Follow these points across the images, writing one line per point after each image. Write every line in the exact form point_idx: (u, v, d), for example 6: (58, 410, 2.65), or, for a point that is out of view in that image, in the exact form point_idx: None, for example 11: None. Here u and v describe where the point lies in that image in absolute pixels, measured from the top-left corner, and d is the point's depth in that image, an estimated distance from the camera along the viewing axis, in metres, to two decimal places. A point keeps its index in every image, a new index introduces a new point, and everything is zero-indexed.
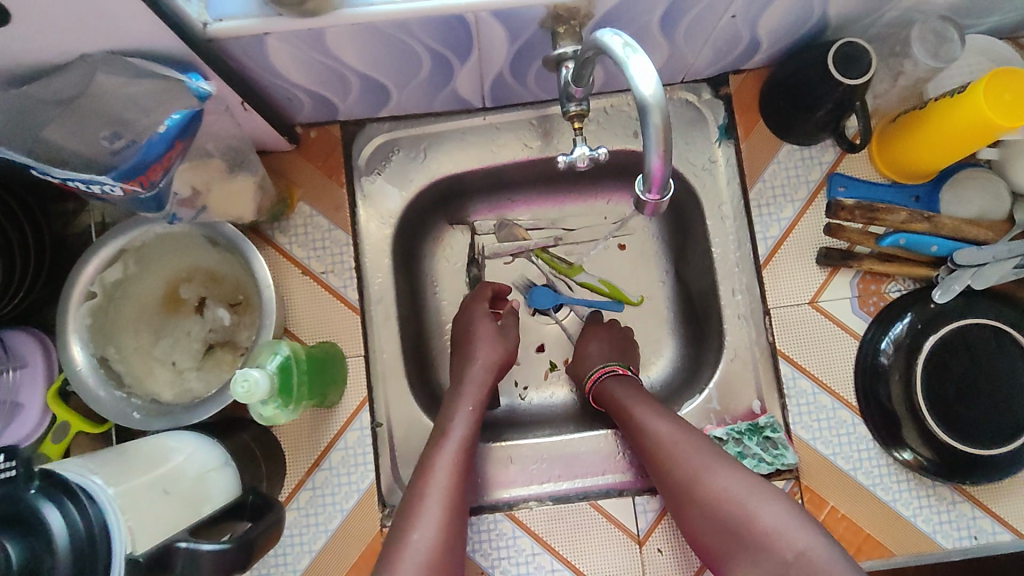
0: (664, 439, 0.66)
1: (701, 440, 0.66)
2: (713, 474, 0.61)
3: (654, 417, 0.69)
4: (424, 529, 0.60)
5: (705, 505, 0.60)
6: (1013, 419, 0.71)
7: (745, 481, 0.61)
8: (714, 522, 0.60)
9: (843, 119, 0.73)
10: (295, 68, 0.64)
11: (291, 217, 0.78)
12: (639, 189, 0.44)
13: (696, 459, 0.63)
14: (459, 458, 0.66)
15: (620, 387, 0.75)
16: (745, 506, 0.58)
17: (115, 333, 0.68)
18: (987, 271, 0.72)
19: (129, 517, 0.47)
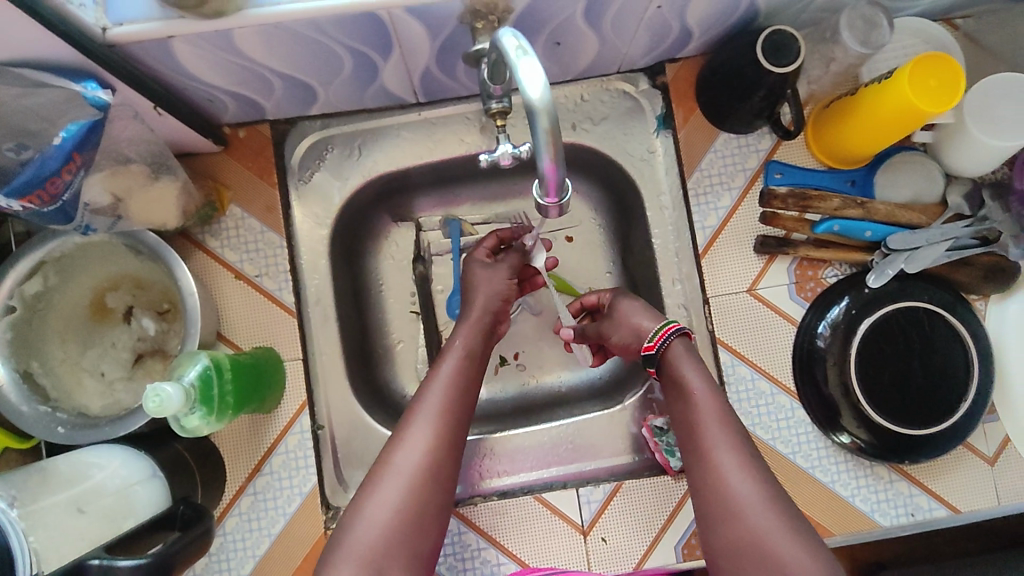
0: (714, 444, 0.60)
1: (758, 460, 0.59)
2: (756, 507, 0.56)
3: (709, 412, 0.62)
4: (387, 488, 0.58)
5: (737, 533, 0.56)
6: (945, 398, 0.72)
7: (788, 521, 0.55)
8: (739, 553, 0.56)
9: (777, 106, 0.73)
10: (208, 69, 0.62)
11: (222, 219, 0.76)
12: (537, 192, 0.45)
13: (746, 483, 0.57)
14: (447, 423, 0.63)
15: (688, 360, 0.65)
16: (780, 550, 0.54)
17: (40, 345, 0.66)
18: (921, 255, 0.72)
19: (34, 538, 0.47)
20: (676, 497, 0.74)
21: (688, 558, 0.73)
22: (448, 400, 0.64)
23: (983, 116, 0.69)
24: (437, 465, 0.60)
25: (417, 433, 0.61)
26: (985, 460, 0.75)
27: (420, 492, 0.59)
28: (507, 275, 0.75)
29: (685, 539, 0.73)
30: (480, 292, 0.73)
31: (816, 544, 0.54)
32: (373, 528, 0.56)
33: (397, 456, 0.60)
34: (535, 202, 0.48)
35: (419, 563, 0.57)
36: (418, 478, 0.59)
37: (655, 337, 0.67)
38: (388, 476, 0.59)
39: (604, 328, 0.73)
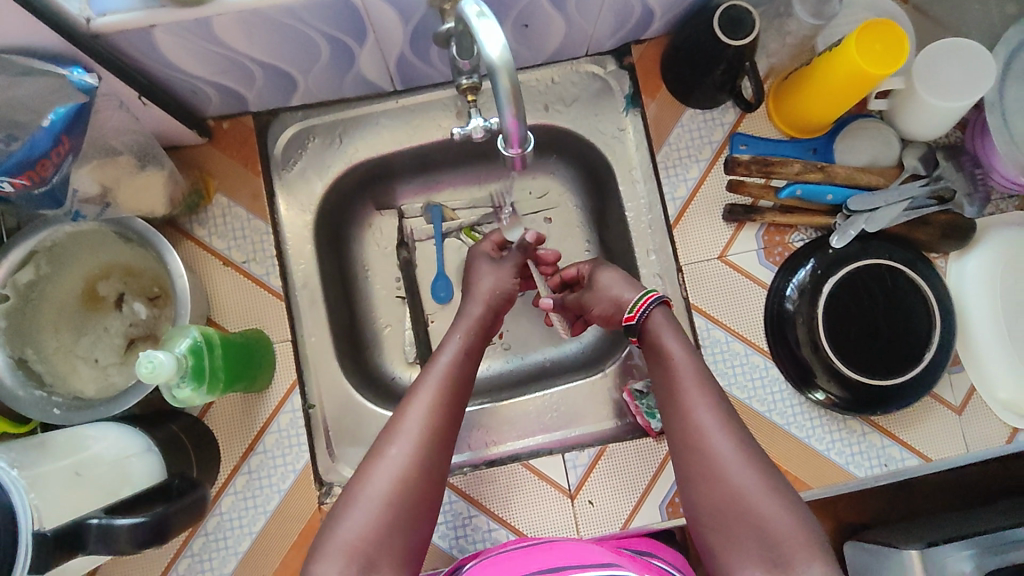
0: (695, 406, 0.60)
1: (738, 420, 0.59)
2: (738, 466, 0.56)
3: (689, 377, 0.62)
4: (382, 474, 0.57)
5: (720, 493, 0.56)
6: (910, 351, 0.75)
7: (769, 480, 0.56)
8: (722, 512, 0.56)
9: (738, 79, 0.77)
10: (190, 59, 0.65)
11: (208, 209, 0.79)
12: (502, 146, 0.49)
13: (727, 443, 0.58)
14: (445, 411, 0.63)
15: (665, 328, 0.67)
16: (762, 509, 0.54)
17: (33, 334, 0.68)
18: (880, 215, 0.76)
19: (33, 494, 0.49)
20: (658, 458, 0.77)
21: (673, 516, 0.76)
22: (443, 392, 0.64)
23: (932, 80, 0.72)
24: (431, 457, 0.59)
25: (411, 423, 0.61)
26: (952, 409, 0.80)
27: (413, 483, 0.57)
28: (511, 275, 0.78)
29: (669, 497, 0.76)
30: (484, 283, 0.76)
31: (797, 501, 0.55)
32: (365, 518, 0.55)
33: (391, 447, 0.59)
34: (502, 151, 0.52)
35: (409, 554, 0.56)
36: (412, 468, 0.58)
37: (636, 308, 0.69)
38: (383, 460, 0.58)
39: (585, 298, 0.77)
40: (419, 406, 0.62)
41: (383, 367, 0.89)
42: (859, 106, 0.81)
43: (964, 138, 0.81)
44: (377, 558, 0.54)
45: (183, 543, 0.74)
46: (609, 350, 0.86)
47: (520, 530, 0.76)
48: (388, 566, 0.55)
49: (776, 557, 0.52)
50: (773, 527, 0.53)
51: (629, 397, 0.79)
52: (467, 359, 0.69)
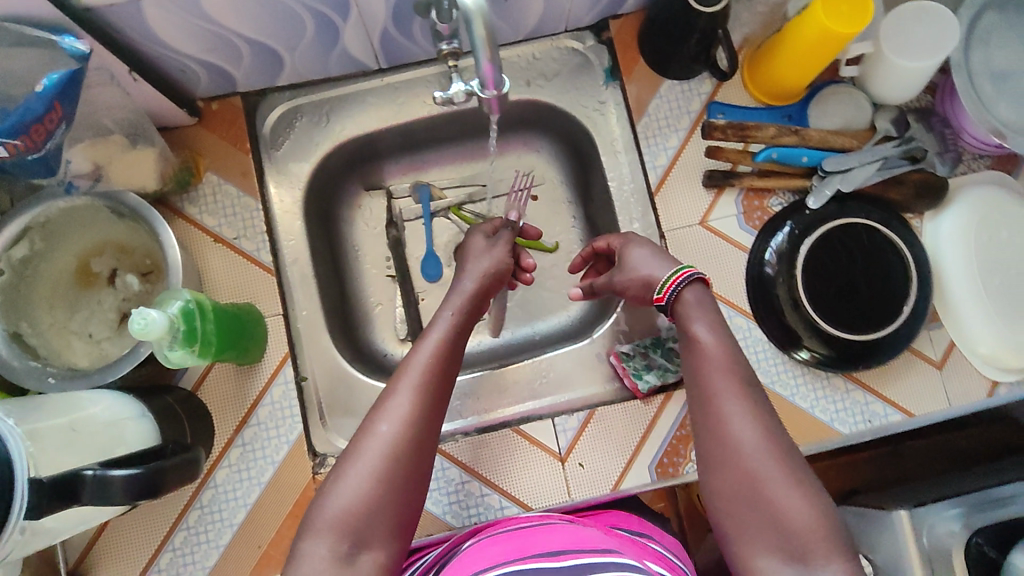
0: (721, 393, 0.58)
1: (765, 409, 0.57)
2: (761, 454, 0.54)
3: (716, 363, 0.60)
4: (371, 456, 0.55)
5: (740, 480, 0.54)
6: (889, 308, 0.77)
7: (792, 470, 0.53)
8: (740, 500, 0.54)
9: (712, 49, 0.79)
10: (178, 34, 0.67)
11: (199, 187, 0.80)
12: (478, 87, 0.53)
13: (753, 431, 0.55)
14: (435, 390, 0.61)
15: (698, 311, 0.64)
16: (783, 501, 0.52)
17: (28, 309, 0.69)
18: (854, 174, 0.78)
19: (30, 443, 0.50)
20: (646, 420, 0.79)
21: (662, 476, 0.77)
22: (434, 368, 0.63)
23: (898, 42, 0.75)
24: (422, 431, 0.58)
25: (401, 398, 0.59)
26: (933, 364, 0.81)
27: (406, 459, 0.56)
28: (506, 253, 0.80)
29: (658, 458, 0.78)
30: (478, 262, 0.78)
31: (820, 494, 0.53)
32: (355, 494, 0.54)
33: (381, 423, 0.57)
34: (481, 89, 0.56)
35: (399, 530, 0.55)
36: (403, 444, 0.56)
37: (664, 287, 0.67)
38: (372, 441, 0.56)
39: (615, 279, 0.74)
40: (409, 382, 0.61)
41: (375, 343, 0.90)
42: (832, 72, 0.84)
43: (933, 101, 0.84)
44: (368, 534, 0.53)
45: (179, 516, 0.75)
46: (596, 318, 0.88)
47: (512, 494, 0.77)
48: (379, 543, 0.53)
49: (793, 550, 0.50)
50: (792, 518, 0.51)
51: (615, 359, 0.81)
52: (457, 336, 0.68)
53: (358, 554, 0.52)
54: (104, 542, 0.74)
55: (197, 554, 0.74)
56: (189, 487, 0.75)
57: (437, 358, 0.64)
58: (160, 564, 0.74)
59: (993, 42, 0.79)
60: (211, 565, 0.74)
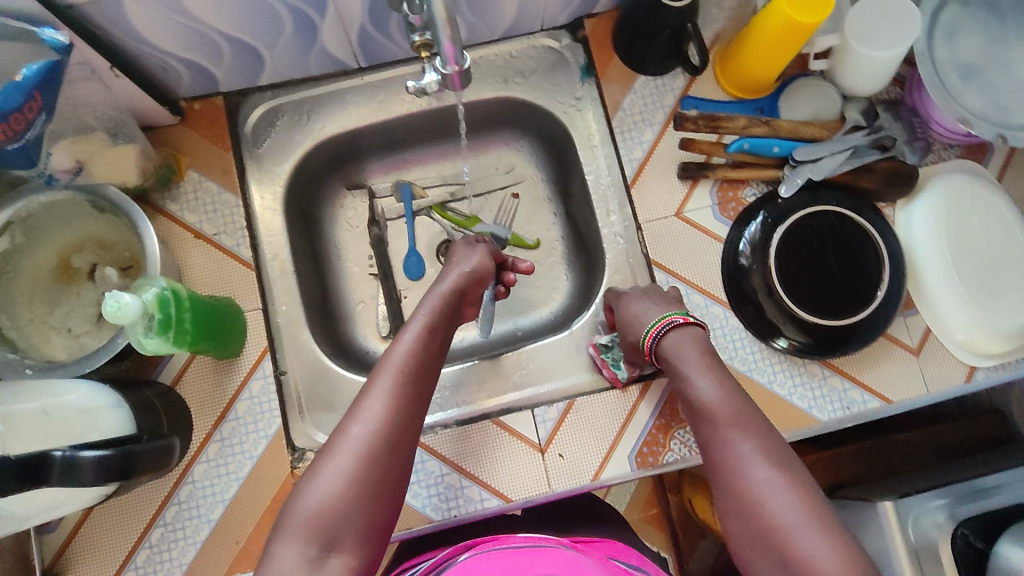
0: (731, 437, 0.61)
1: (778, 452, 0.59)
2: (773, 496, 0.56)
3: (724, 406, 0.63)
4: (341, 458, 0.56)
5: (758, 524, 0.56)
6: (863, 293, 0.78)
7: (807, 511, 0.55)
8: (760, 543, 0.56)
9: (683, 44, 0.81)
10: (158, 31, 0.68)
11: (180, 184, 0.81)
12: (441, 66, 0.61)
13: (763, 474, 0.58)
14: (406, 393, 0.62)
15: (686, 352, 0.69)
16: (799, 542, 0.54)
17: (7, 304, 0.70)
18: (825, 163, 0.80)
19: None
20: (626, 409, 0.79)
21: (642, 466, 0.77)
22: (408, 369, 0.64)
23: (861, 33, 0.77)
24: (393, 432, 0.59)
25: (374, 401, 0.61)
26: (909, 350, 0.82)
27: (377, 462, 0.57)
28: (486, 255, 0.80)
29: (638, 447, 0.78)
30: (461, 261, 0.78)
31: (837, 533, 0.54)
32: (325, 494, 0.55)
33: (352, 425, 0.58)
34: (442, 74, 0.64)
35: (372, 533, 0.55)
36: (373, 443, 0.57)
37: (648, 336, 0.71)
38: (342, 443, 0.57)
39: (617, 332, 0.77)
40: (383, 384, 0.62)
41: (357, 340, 0.90)
42: (801, 66, 0.86)
43: (902, 93, 0.86)
44: (338, 536, 0.54)
45: (157, 513, 0.74)
46: (576, 311, 0.90)
47: (492, 486, 0.77)
48: (349, 546, 0.54)
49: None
50: (806, 557, 0.53)
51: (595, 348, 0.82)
52: (432, 336, 0.69)
53: (327, 557, 0.53)
54: (78, 542, 0.73)
55: (175, 551, 0.73)
56: (168, 482, 0.75)
57: (411, 359, 0.65)
58: (137, 561, 0.73)
59: (957, 34, 0.81)
60: (187, 562, 0.73)
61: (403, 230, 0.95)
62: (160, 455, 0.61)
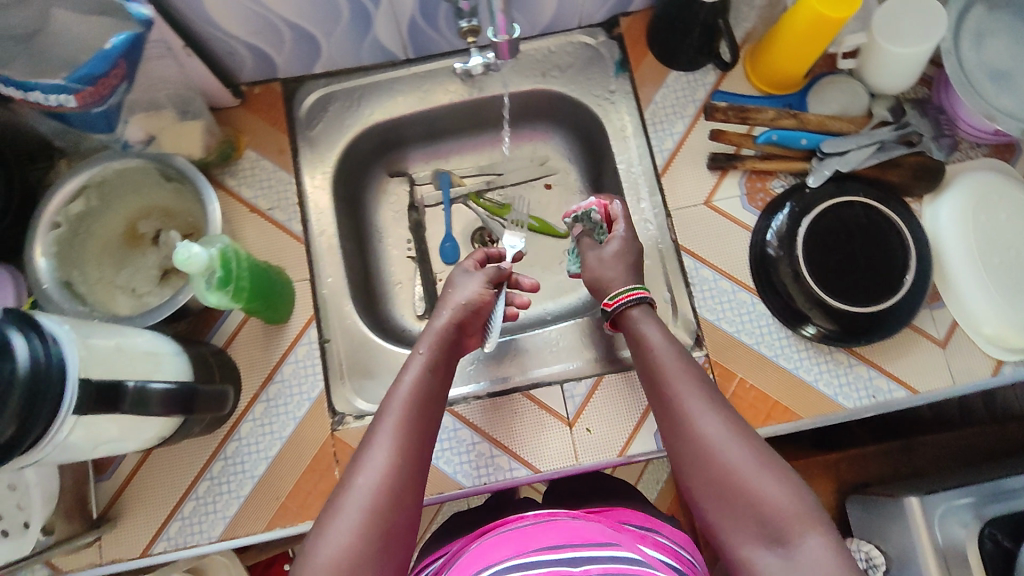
0: (684, 395, 0.63)
1: (723, 403, 0.62)
2: (729, 443, 0.59)
3: (672, 364, 0.65)
4: (348, 514, 0.56)
5: (715, 472, 0.58)
6: (889, 283, 0.80)
7: (761, 456, 0.58)
8: (718, 491, 0.58)
9: (715, 41, 0.85)
10: (229, 16, 0.75)
11: (239, 161, 0.87)
12: (492, 34, 0.66)
13: (717, 426, 0.60)
14: (409, 435, 0.61)
15: (646, 322, 0.69)
16: (759, 488, 0.56)
17: (79, 262, 0.75)
18: (852, 156, 0.82)
19: (84, 349, 0.56)
20: None
21: None
22: (410, 415, 0.63)
23: (891, 30, 0.80)
24: (401, 483, 0.58)
25: (378, 450, 0.60)
26: (936, 342, 0.82)
27: (387, 512, 0.56)
28: (484, 283, 0.76)
29: None
30: (455, 295, 0.75)
31: (788, 475, 0.58)
32: (336, 550, 0.54)
33: (358, 476, 0.58)
34: (493, 45, 0.69)
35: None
36: (381, 498, 0.57)
37: (614, 299, 0.71)
38: (349, 497, 0.57)
39: (589, 251, 0.77)
40: (385, 431, 0.61)
41: (394, 318, 0.95)
42: (829, 65, 0.89)
43: (930, 94, 0.89)
44: None
45: (204, 466, 0.78)
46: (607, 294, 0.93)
47: (520, 456, 0.80)
48: None
49: (775, 531, 0.55)
50: (768, 504, 0.56)
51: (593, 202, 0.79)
52: (434, 376, 0.68)
53: None
54: (130, 491, 0.77)
55: (219, 504, 0.77)
56: (215, 438, 0.79)
57: (412, 404, 0.64)
58: (183, 512, 0.77)
59: (984, 35, 0.83)
60: (231, 515, 0.77)
61: (441, 215, 0.99)
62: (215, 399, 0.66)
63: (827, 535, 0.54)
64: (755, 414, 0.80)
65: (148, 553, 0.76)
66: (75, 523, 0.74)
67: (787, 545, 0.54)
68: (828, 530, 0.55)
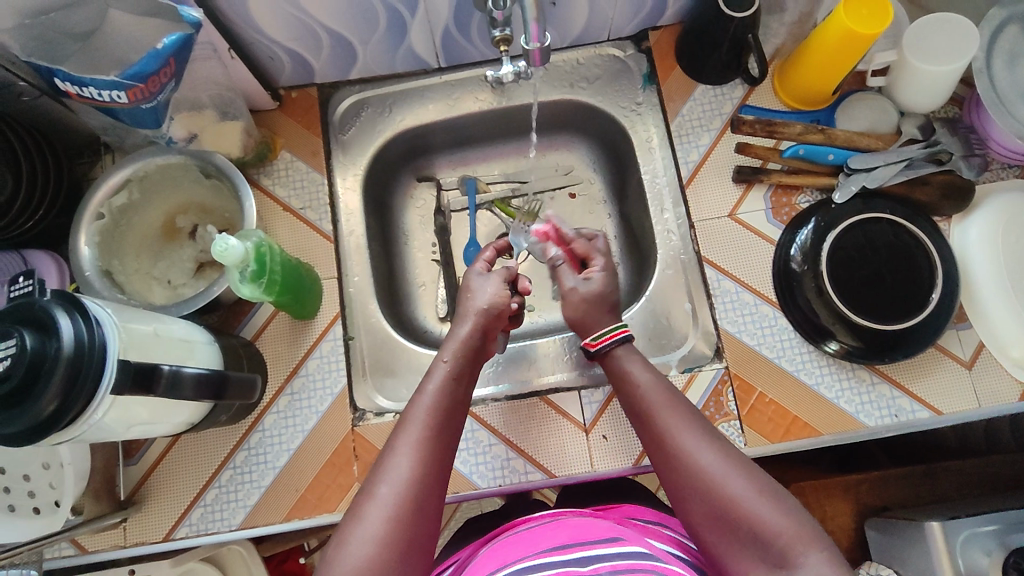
0: (674, 430, 0.64)
1: (714, 435, 0.64)
2: (724, 472, 0.60)
3: (659, 403, 0.67)
4: (370, 522, 0.57)
5: (711, 498, 0.59)
6: (915, 302, 0.79)
7: (757, 482, 0.59)
8: (716, 517, 0.58)
9: (743, 57, 0.86)
10: (273, 22, 0.78)
11: (274, 162, 0.90)
12: (525, 41, 0.66)
13: (711, 457, 0.61)
14: (429, 443, 0.63)
15: (630, 357, 0.71)
16: (758, 513, 0.57)
17: (120, 252, 0.79)
18: (880, 172, 0.82)
19: (124, 335, 0.58)
20: None
21: None
22: (432, 425, 0.64)
23: (920, 51, 0.81)
24: (421, 493, 0.60)
25: (400, 458, 0.61)
26: (962, 363, 0.81)
27: (407, 520, 0.58)
28: (501, 283, 0.77)
29: None
30: (476, 299, 0.76)
31: (785, 499, 0.58)
32: (358, 558, 0.55)
33: (380, 486, 0.59)
34: (525, 52, 0.69)
35: None
36: (400, 509, 0.58)
37: (600, 337, 0.72)
38: (371, 506, 0.58)
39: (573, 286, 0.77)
40: (406, 441, 0.63)
41: (417, 319, 0.96)
42: (858, 82, 0.90)
43: (961, 113, 0.88)
44: None
45: (228, 455, 0.80)
46: (628, 302, 0.94)
47: (537, 460, 0.80)
48: None
49: (777, 552, 0.55)
50: (770, 528, 0.56)
51: (536, 230, 0.85)
52: (456, 386, 0.69)
53: None
54: (156, 476, 0.79)
55: (240, 493, 0.79)
56: (240, 428, 0.81)
57: (435, 412, 0.65)
58: (206, 499, 0.79)
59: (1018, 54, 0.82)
60: (251, 504, 0.78)
61: (466, 221, 1.01)
62: (242, 388, 0.68)
63: (827, 552, 0.55)
64: (774, 428, 0.80)
65: (170, 537, 0.78)
66: (103, 504, 0.76)
67: (789, 565, 0.55)
68: (827, 547, 0.55)
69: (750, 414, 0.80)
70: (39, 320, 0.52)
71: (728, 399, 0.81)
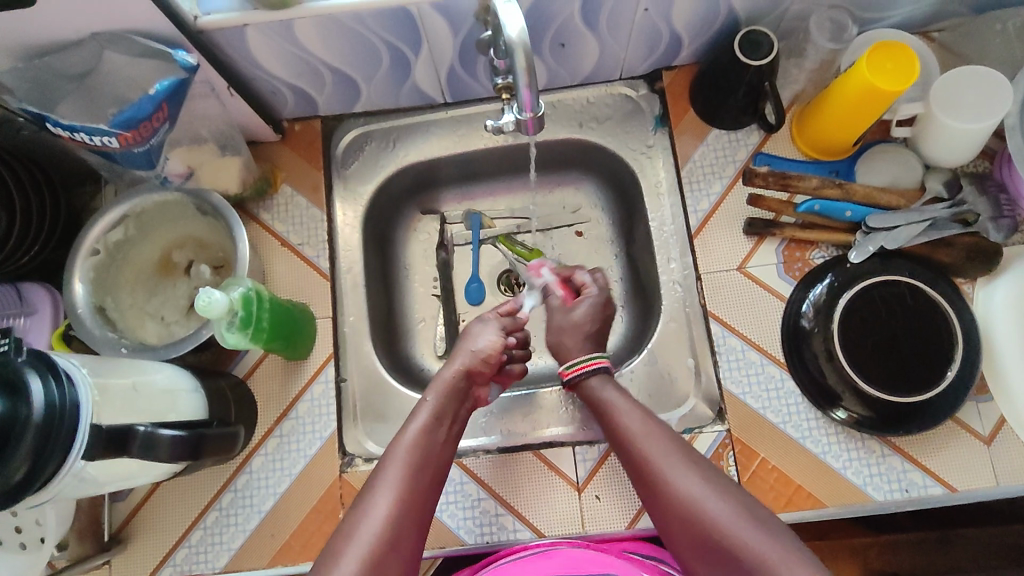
0: (658, 458, 0.63)
1: (698, 460, 0.63)
2: (709, 498, 0.59)
3: (640, 429, 0.66)
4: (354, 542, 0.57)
5: (696, 527, 0.58)
6: (930, 372, 0.75)
7: (740, 507, 0.58)
8: (703, 545, 0.58)
9: (760, 103, 0.82)
10: (275, 60, 0.76)
11: (275, 196, 0.89)
12: (518, 109, 0.64)
13: (695, 483, 0.60)
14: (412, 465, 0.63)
15: (602, 385, 0.72)
16: (744, 539, 0.56)
17: (114, 289, 0.78)
18: (899, 232, 0.78)
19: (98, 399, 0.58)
20: None
21: None
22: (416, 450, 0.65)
23: (947, 105, 0.76)
24: (403, 516, 0.60)
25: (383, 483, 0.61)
26: (980, 439, 0.76)
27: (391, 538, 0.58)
28: (497, 330, 0.77)
29: None
30: (472, 343, 0.75)
31: (773, 526, 0.57)
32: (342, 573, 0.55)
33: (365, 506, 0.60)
34: (517, 120, 0.67)
35: None
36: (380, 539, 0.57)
37: (573, 367, 0.74)
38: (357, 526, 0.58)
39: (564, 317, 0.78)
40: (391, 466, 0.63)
41: (414, 357, 0.94)
42: (882, 132, 0.85)
43: (991, 168, 0.83)
44: None
45: (214, 496, 0.79)
46: (631, 350, 0.91)
47: (526, 517, 0.78)
48: None
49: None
50: (756, 554, 0.55)
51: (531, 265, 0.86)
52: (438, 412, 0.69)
53: None
54: (143, 514, 0.79)
55: (224, 535, 0.78)
56: (227, 469, 0.80)
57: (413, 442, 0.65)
58: (190, 540, 0.78)
59: None
60: (236, 547, 0.77)
61: (469, 257, 0.99)
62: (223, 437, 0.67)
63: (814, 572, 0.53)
64: (775, 497, 0.76)
65: None
66: (87, 543, 0.76)
67: None
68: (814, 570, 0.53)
69: (751, 480, 0.77)
70: (9, 383, 0.51)
71: (728, 464, 0.77)
